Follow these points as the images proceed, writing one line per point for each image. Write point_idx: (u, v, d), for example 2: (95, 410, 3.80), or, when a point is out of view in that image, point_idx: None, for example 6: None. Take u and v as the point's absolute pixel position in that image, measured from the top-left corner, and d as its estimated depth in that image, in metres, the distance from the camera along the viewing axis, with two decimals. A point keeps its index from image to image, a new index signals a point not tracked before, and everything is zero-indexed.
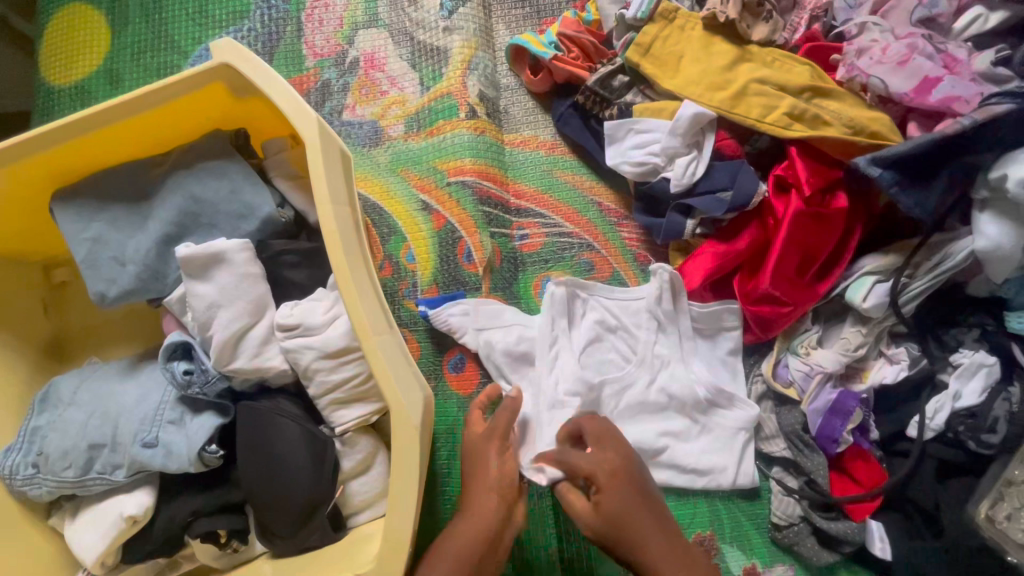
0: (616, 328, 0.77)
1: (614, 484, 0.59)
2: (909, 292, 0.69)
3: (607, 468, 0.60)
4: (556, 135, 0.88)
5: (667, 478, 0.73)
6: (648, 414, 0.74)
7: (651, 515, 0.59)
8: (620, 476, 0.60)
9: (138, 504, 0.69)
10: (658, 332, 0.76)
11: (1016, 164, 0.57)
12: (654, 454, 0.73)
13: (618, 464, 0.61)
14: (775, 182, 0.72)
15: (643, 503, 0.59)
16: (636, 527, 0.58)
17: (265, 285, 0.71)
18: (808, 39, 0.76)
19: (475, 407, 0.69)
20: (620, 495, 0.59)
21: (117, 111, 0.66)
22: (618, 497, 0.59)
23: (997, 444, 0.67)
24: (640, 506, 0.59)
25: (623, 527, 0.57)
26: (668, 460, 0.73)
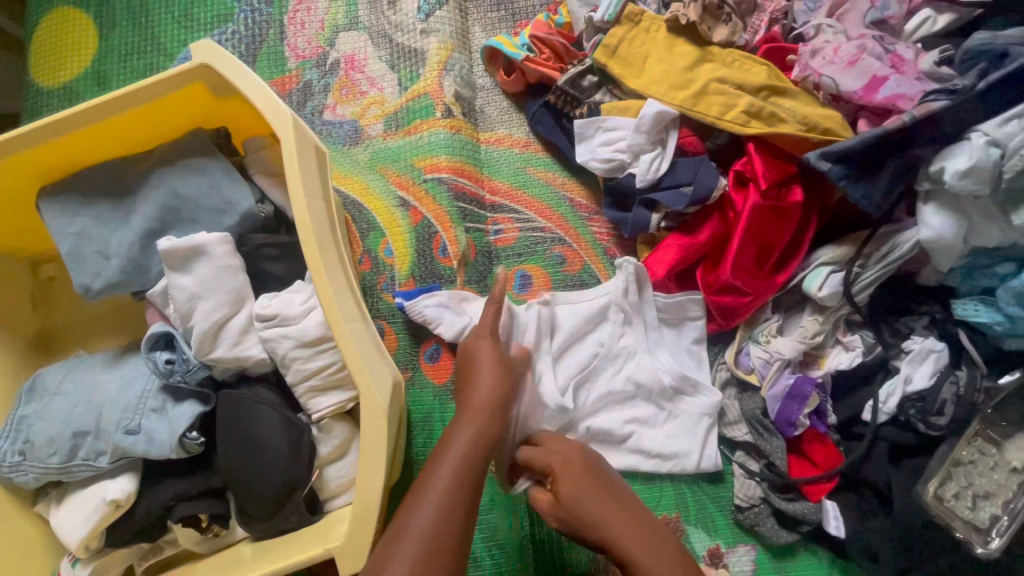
0: (587, 325, 0.79)
1: (567, 467, 0.60)
2: (861, 281, 0.72)
3: (562, 458, 0.61)
4: (530, 133, 0.91)
5: (634, 462, 0.76)
6: (614, 403, 0.78)
7: (607, 490, 0.58)
8: (574, 461, 0.60)
9: (120, 489, 0.72)
10: (625, 324, 0.79)
11: (953, 158, 0.60)
12: (620, 440, 0.77)
13: (572, 455, 0.61)
14: (735, 177, 0.75)
15: (600, 484, 0.59)
16: (589, 505, 0.56)
17: (245, 277, 0.73)
18: (768, 40, 0.79)
19: (474, 338, 0.68)
20: (573, 475, 0.59)
21: (97, 110, 0.69)
22: (573, 486, 0.58)
23: (945, 425, 0.70)
24: (595, 486, 0.58)
25: (577, 507, 0.56)
26: (633, 445, 0.76)
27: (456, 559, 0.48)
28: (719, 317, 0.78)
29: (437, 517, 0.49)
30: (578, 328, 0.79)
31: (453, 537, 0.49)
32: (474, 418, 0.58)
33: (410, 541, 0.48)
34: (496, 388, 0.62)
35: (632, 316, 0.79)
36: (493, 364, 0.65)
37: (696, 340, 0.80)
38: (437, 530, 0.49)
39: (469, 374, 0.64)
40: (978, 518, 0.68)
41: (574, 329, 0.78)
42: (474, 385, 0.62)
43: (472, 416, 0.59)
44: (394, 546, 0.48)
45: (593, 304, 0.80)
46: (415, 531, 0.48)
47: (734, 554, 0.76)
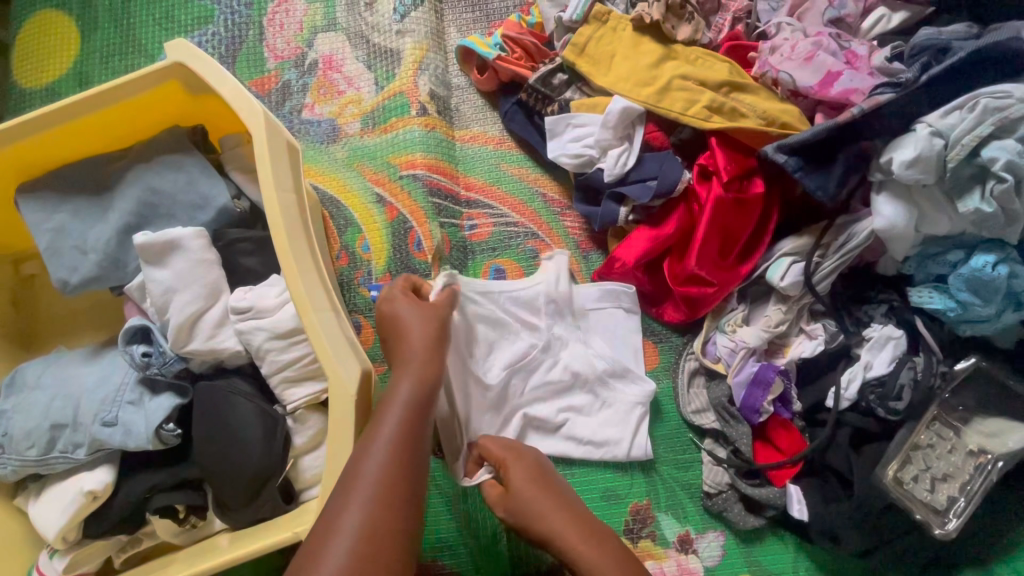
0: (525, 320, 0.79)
1: (520, 463, 0.64)
2: (821, 271, 0.74)
3: (519, 459, 0.65)
4: (503, 131, 0.93)
5: (566, 449, 0.78)
6: (551, 394, 0.79)
7: (551, 485, 0.62)
8: (529, 463, 0.64)
9: (98, 480, 0.73)
10: (557, 316, 0.81)
11: (901, 149, 0.63)
12: (553, 428, 0.79)
13: (531, 460, 0.65)
14: (699, 171, 0.77)
15: (546, 481, 0.63)
16: (534, 501, 0.60)
17: (220, 271, 0.75)
18: (730, 39, 0.82)
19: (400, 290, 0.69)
20: (524, 474, 0.63)
21: (74, 107, 0.71)
22: (526, 486, 0.62)
23: (903, 410, 0.71)
24: (545, 483, 0.62)
25: (525, 503, 0.60)
26: (566, 433, 0.79)
27: (410, 492, 0.53)
28: (685, 307, 0.81)
29: (388, 466, 0.53)
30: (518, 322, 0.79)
31: (406, 481, 0.53)
32: (420, 371, 0.61)
33: (369, 477, 0.52)
34: (428, 329, 0.65)
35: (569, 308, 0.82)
36: (412, 312, 0.66)
37: (625, 331, 0.83)
38: (388, 473, 0.53)
39: (398, 329, 0.65)
40: (936, 500, 0.70)
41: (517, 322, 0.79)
42: (409, 338, 0.64)
43: (420, 370, 0.61)
44: (351, 488, 0.51)
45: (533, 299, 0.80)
46: (370, 472, 0.52)
47: (704, 540, 0.77)
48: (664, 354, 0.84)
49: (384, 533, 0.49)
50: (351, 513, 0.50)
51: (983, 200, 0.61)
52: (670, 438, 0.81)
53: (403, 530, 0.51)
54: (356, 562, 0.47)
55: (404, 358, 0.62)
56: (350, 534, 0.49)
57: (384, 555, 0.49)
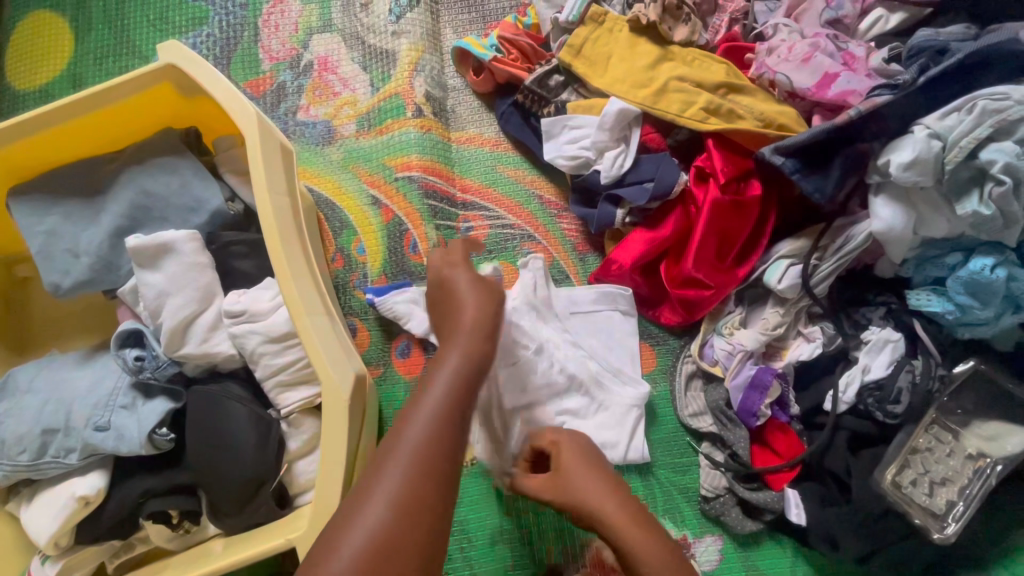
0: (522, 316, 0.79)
1: (573, 445, 0.61)
2: (819, 273, 0.73)
3: (570, 437, 0.63)
4: (500, 132, 0.92)
5: None
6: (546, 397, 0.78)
7: (602, 470, 0.57)
8: (581, 447, 0.61)
9: (90, 485, 0.72)
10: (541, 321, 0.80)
11: (898, 151, 0.62)
12: None
13: (584, 444, 0.62)
14: (696, 173, 0.77)
15: (595, 463, 0.59)
16: (583, 481, 0.56)
17: (213, 274, 0.74)
18: (727, 40, 0.81)
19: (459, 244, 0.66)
20: (575, 455, 0.59)
21: (65, 109, 0.70)
22: (578, 470, 0.58)
23: (901, 413, 0.71)
24: (595, 464, 0.59)
25: (578, 488, 0.56)
26: None
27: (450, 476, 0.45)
28: (682, 309, 0.80)
29: (426, 441, 0.45)
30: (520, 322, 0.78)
31: (445, 461, 0.45)
32: (470, 344, 0.52)
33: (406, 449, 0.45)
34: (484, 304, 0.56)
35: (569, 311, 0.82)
36: (469, 286, 0.58)
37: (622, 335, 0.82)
38: (428, 449, 0.45)
39: (451, 301, 0.58)
40: (934, 504, 0.69)
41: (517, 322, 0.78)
42: (462, 310, 0.56)
43: (470, 343, 0.53)
44: (384, 458, 0.45)
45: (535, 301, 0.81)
46: (407, 444, 0.45)
47: (702, 545, 0.77)
48: (661, 357, 0.84)
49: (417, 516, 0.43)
50: (383, 483, 0.44)
51: (981, 202, 0.60)
52: (668, 442, 0.80)
53: (442, 509, 0.44)
54: (382, 540, 0.41)
55: (455, 330, 0.54)
56: (382, 504, 0.43)
57: (413, 535, 0.42)
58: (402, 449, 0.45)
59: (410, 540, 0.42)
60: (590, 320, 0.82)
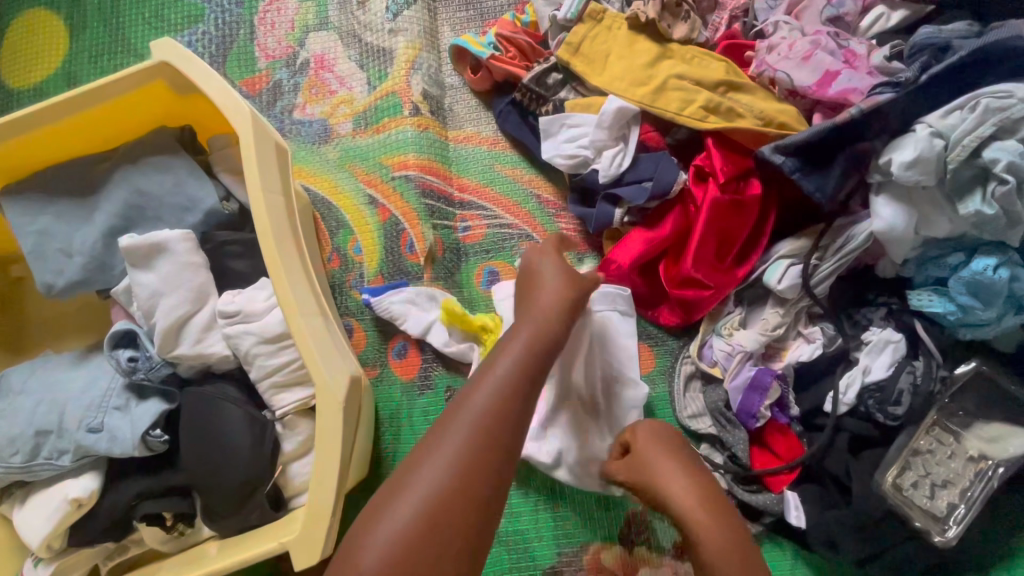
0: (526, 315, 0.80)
1: (646, 430, 0.65)
2: (820, 274, 0.73)
3: (651, 429, 0.65)
4: (497, 131, 0.91)
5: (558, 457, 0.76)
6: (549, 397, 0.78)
7: (681, 458, 0.61)
8: (665, 433, 0.65)
9: (83, 488, 0.71)
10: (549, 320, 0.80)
11: (900, 150, 0.62)
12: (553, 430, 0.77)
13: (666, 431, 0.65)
14: (695, 172, 0.76)
15: (672, 450, 0.62)
16: (659, 464, 0.61)
17: (207, 274, 0.73)
18: (727, 37, 0.81)
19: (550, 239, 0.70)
20: (655, 441, 0.63)
21: (58, 108, 0.70)
22: (652, 450, 0.63)
23: (902, 415, 0.70)
24: (674, 448, 0.63)
25: (647, 469, 0.61)
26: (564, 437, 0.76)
27: (510, 442, 0.51)
28: (681, 310, 0.80)
29: (493, 410, 0.52)
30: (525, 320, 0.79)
31: (507, 430, 0.52)
32: (537, 329, 0.59)
33: (471, 413, 0.51)
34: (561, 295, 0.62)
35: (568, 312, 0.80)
36: (553, 273, 0.65)
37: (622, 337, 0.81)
38: (493, 417, 0.51)
39: (531, 287, 0.64)
40: (936, 506, 0.68)
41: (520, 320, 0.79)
42: (539, 299, 0.62)
43: (537, 328, 0.59)
44: (450, 419, 0.52)
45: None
46: (473, 409, 0.52)
47: None
48: (660, 358, 0.83)
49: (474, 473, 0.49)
50: (449, 443, 0.50)
51: (984, 201, 0.60)
52: None
53: (497, 469, 0.50)
54: (444, 489, 0.49)
55: (524, 318, 0.60)
56: (446, 458, 0.50)
57: (471, 488, 0.49)
58: (469, 414, 0.52)
59: (472, 493, 0.49)
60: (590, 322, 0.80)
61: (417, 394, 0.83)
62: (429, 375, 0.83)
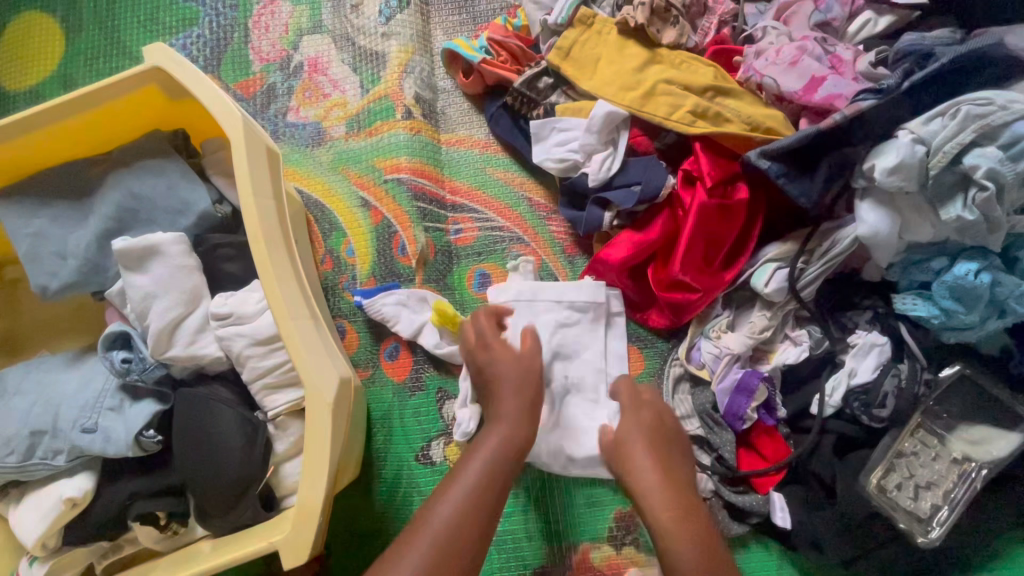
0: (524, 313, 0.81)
1: (635, 419, 0.68)
2: (806, 277, 0.73)
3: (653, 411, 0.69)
4: (489, 134, 0.92)
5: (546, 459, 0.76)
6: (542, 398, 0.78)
7: (659, 453, 0.64)
8: (648, 421, 0.67)
9: (78, 487, 0.72)
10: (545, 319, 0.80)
11: (882, 156, 0.62)
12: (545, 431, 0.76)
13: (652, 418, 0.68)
14: (683, 176, 0.77)
15: (654, 444, 0.65)
16: (638, 457, 0.64)
17: (200, 276, 0.74)
18: (716, 42, 0.81)
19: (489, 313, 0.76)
20: (643, 430, 0.66)
21: (51, 112, 0.70)
22: (633, 435, 0.66)
23: (887, 417, 0.71)
24: (652, 442, 0.65)
25: (628, 457, 0.64)
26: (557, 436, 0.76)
27: (482, 525, 0.55)
28: (670, 313, 0.81)
29: (460, 513, 0.55)
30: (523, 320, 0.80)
31: (480, 521, 0.56)
32: (507, 431, 0.63)
33: (443, 515, 0.55)
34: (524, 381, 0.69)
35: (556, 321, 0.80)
36: (507, 362, 0.70)
37: (611, 337, 0.82)
38: (467, 508, 0.56)
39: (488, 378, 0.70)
40: (919, 508, 0.69)
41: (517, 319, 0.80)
42: (504, 398, 0.67)
43: (508, 430, 0.64)
44: (423, 522, 0.55)
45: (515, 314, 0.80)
46: (446, 509, 0.55)
47: None
48: (649, 360, 0.84)
49: (449, 559, 0.52)
50: (426, 535, 0.54)
51: (965, 207, 0.60)
52: None
53: (470, 550, 0.54)
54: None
55: (495, 418, 0.65)
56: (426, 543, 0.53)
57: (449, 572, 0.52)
58: (445, 509, 0.55)
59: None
60: (580, 324, 0.81)
61: (409, 395, 0.84)
62: (420, 376, 0.84)
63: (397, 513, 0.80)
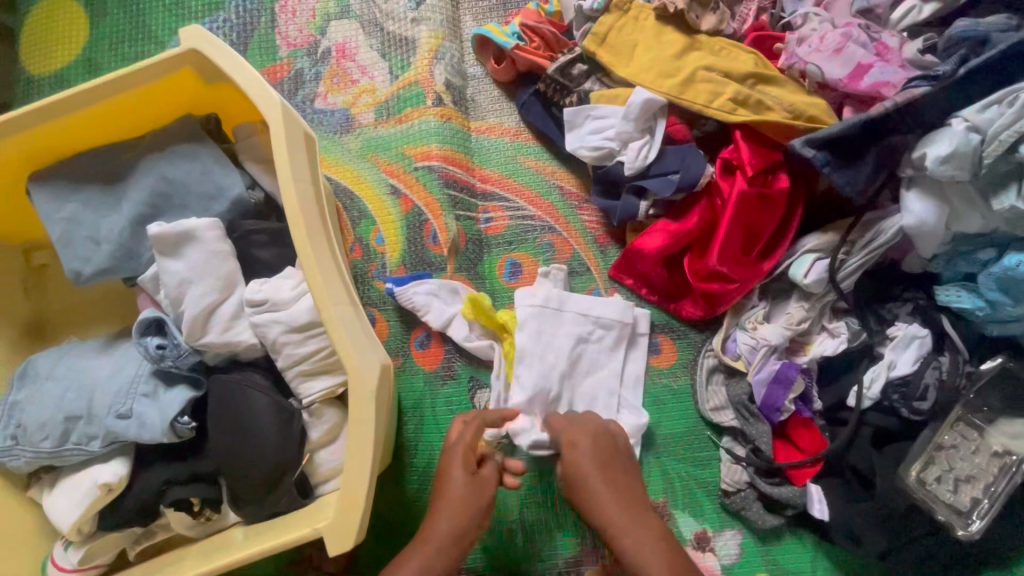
0: (550, 325, 0.79)
1: (576, 440, 0.67)
2: (846, 268, 0.72)
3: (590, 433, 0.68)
4: (520, 122, 0.91)
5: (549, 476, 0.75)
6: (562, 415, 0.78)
7: (609, 474, 0.64)
8: (582, 436, 0.67)
9: (113, 472, 0.72)
10: (572, 334, 0.79)
11: (935, 144, 0.61)
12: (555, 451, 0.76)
13: (585, 435, 0.68)
14: (722, 165, 0.76)
15: (602, 460, 0.66)
16: (589, 477, 0.64)
17: (235, 263, 0.74)
18: (756, 28, 0.80)
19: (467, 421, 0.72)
20: (591, 455, 0.66)
21: (86, 95, 0.69)
22: (576, 455, 0.65)
23: (926, 410, 0.71)
24: (600, 460, 0.65)
25: (578, 478, 0.64)
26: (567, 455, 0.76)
27: None
28: (704, 303, 0.80)
29: None
30: (551, 333, 0.79)
31: None
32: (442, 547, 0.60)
33: None
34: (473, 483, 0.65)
35: (579, 334, 0.79)
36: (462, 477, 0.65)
37: (630, 358, 0.82)
38: None
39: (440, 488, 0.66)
40: (959, 501, 0.69)
41: (548, 331, 0.79)
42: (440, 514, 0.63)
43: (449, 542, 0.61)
44: None
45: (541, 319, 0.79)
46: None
47: (721, 538, 0.77)
48: (682, 351, 0.83)
49: None
50: None
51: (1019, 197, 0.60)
52: (688, 436, 0.81)
53: None
54: None
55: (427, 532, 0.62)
56: None
57: None
58: None
59: None
60: (602, 341, 0.80)
61: (440, 384, 0.83)
62: (452, 365, 0.84)
63: (428, 502, 0.80)
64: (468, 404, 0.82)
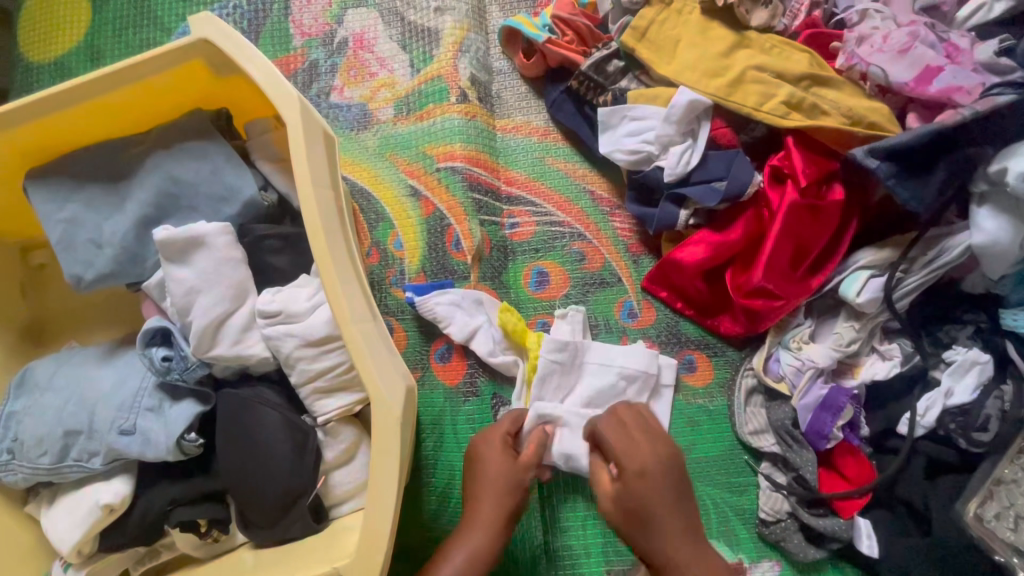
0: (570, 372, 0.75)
1: (646, 474, 0.61)
2: (904, 287, 0.68)
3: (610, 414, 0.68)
4: (549, 121, 0.86)
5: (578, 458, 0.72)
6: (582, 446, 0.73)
7: (680, 511, 0.60)
8: (649, 467, 0.61)
9: (115, 492, 0.68)
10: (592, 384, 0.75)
11: (1018, 158, 0.57)
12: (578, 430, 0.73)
13: (652, 463, 0.62)
14: (770, 173, 0.71)
15: (672, 495, 0.61)
16: (659, 514, 0.59)
17: (247, 270, 0.69)
18: (808, 25, 0.74)
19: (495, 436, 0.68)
20: (660, 488, 0.61)
21: (86, 88, 0.64)
22: (645, 489, 0.60)
23: (987, 442, 0.66)
24: (670, 494, 0.60)
25: (642, 514, 0.60)
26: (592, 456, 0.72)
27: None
28: (744, 319, 0.75)
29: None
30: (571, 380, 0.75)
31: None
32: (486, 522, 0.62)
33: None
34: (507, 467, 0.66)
35: (598, 388, 0.75)
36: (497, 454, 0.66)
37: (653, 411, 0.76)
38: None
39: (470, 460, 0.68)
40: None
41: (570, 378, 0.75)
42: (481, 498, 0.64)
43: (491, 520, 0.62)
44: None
45: (564, 360, 0.74)
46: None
47: (758, 570, 0.72)
48: (719, 369, 0.78)
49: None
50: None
51: None
52: (725, 460, 0.76)
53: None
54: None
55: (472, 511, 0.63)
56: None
57: None
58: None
59: None
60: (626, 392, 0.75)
61: (461, 401, 0.78)
62: (474, 381, 0.79)
63: (447, 523, 0.76)
64: (491, 423, 0.77)
